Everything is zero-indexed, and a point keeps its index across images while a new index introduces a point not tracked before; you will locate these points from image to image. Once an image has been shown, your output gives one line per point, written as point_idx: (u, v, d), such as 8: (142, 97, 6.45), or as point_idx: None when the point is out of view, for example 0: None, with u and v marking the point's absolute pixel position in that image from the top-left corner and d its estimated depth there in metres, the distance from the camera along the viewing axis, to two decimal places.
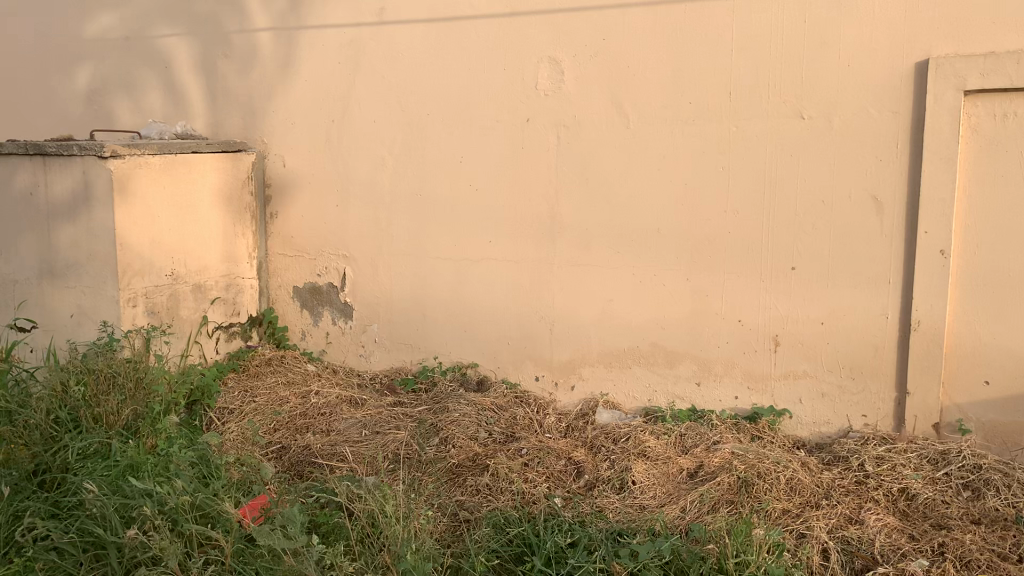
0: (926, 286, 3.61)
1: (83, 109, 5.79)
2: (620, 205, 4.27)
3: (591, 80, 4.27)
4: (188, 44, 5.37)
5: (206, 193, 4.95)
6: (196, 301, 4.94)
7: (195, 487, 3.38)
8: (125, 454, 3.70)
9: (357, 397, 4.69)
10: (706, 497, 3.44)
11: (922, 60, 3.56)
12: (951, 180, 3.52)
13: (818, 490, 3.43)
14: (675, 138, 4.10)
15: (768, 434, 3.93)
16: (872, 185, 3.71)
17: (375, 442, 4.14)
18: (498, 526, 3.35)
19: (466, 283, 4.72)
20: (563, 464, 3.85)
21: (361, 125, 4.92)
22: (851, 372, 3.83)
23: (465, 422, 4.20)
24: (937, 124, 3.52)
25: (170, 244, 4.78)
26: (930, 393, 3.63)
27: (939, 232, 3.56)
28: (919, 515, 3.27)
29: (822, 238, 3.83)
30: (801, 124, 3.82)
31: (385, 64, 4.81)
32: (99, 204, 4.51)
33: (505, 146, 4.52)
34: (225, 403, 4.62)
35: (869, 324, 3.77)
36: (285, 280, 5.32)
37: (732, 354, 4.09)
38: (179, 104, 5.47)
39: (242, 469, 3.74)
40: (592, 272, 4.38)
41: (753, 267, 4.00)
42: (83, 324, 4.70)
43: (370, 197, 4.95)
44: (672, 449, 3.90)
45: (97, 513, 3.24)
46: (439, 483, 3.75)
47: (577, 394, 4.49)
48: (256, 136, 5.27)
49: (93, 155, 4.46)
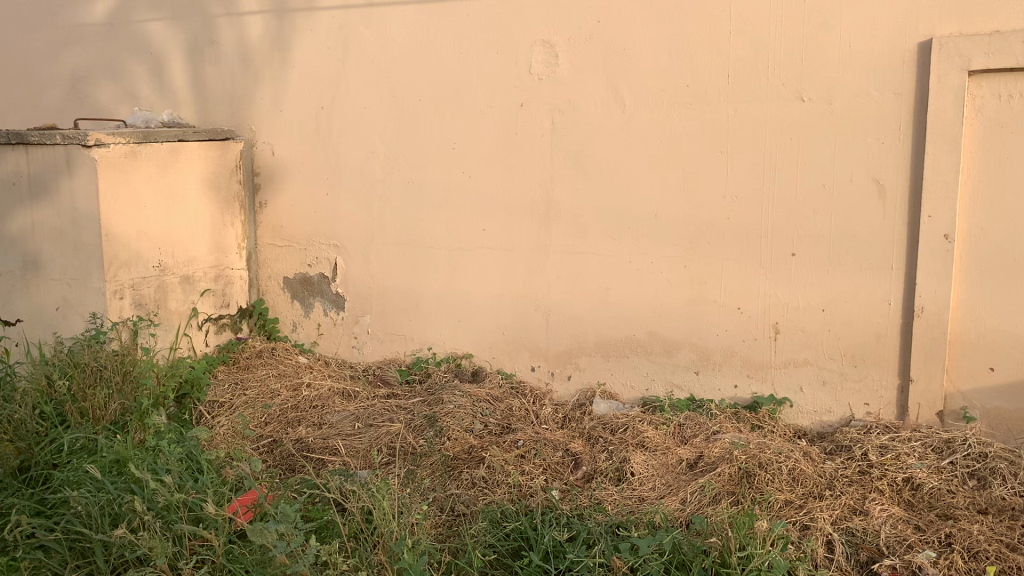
0: (929, 271, 3.53)
1: (69, 95, 5.66)
2: (617, 191, 4.18)
3: (587, 63, 4.17)
4: (174, 29, 5.24)
5: (193, 182, 4.85)
6: (184, 293, 4.84)
7: (185, 484, 3.30)
8: (113, 449, 3.61)
9: (349, 389, 4.61)
10: (708, 488, 3.37)
11: (926, 39, 3.47)
12: (956, 163, 3.44)
13: (821, 480, 3.36)
14: (672, 122, 4.01)
15: (769, 424, 3.85)
16: (875, 169, 3.63)
17: (369, 434, 4.06)
18: (495, 520, 3.27)
19: (459, 272, 4.64)
20: (560, 456, 3.78)
21: (351, 112, 4.82)
22: (854, 360, 3.76)
23: (460, 414, 4.12)
24: (941, 106, 3.44)
25: (157, 234, 4.68)
26: (934, 381, 3.57)
27: (943, 216, 3.48)
28: (924, 505, 3.20)
29: (824, 223, 3.76)
30: (802, 107, 3.74)
31: (376, 48, 4.70)
32: (83, 194, 4.40)
33: (499, 132, 4.42)
34: (215, 395, 4.53)
35: (872, 311, 3.70)
36: (275, 270, 5.22)
37: (732, 342, 4.01)
38: (166, 91, 5.35)
39: (232, 465, 3.66)
40: (589, 259, 4.29)
41: (753, 253, 3.92)
42: (69, 317, 4.59)
43: (361, 185, 4.85)
44: (670, 440, 3.83)
45: (83, 511, 3.14)
46: (436, 475, 3.67)
47: (574, 384, 4.41)
48: (244, 124, 5.16)
49: (77, 144, 4.35)
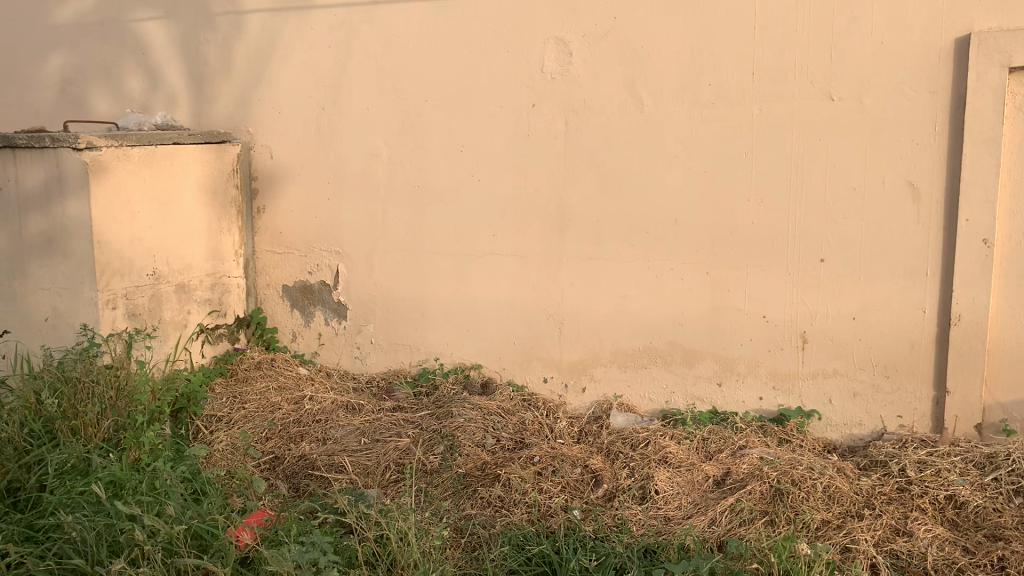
0: (967, 278, 3.38)
1: (58, 99, 5.46)
2: (636, 193, 4.00)
3: (603, 62, 4.00)
4: (166, 29, 5.05)
5: (189, 187, 4.65)
6: (179, 301, 4.64)
7: (186, 509, 3.10)
8: (107, 470, 3.41)
9: (353, 402, 4.41)
10: (739, 508, 3.19)
11: (964, 35, 3.32)
12: (995, 164, 3.29)
13: (858, 498, 3.21)
14: (694, 122, 3.84)
15: (798, 437, 3.68)
16: (908, 171, 3.48)
17: (376, 452, 3.85)
18: (517, 544, 3.10)
19: (468, 279, 4.45)
20: (578, 473, 3.58)
21: (354, 114, 4.63)
22: (886, 370, 3.60)
23: (471, 428, 3.93)
24: (979, 104, 3.29)
25: (152, 241, 4.47)
26: (971, 392, 3.41)
27: (981, 219, 3.34)
28: (970, 525, 3.05)
29: (854, 228, 3.60)
30: (831, 106, 3.58)
31: (380, 47, 4.51)
32: (73, 198, 4.19)
33: (508, 135, 4.25)
34: (213, 410, 4.32)
35: (905, 319, 3.54)
36: (274, 277, 5.02)
37: (756, 352, 3.85)
38: (158, 92, 5.15)
39: (234, 488, 3.46)
40: (605, 267, 4.11)
41: (779, 259, 3.75)
42: (60, 328, 4.38)
43: (365, 190, 4.66)
44: (695, 455, 3.65)
45: (76, 538, 2.93)
46: (449, 494, 3.47)
47: (589, 396, 4.23)
48: (241, 126, 4.97)
49: (67, 146, 4.15)
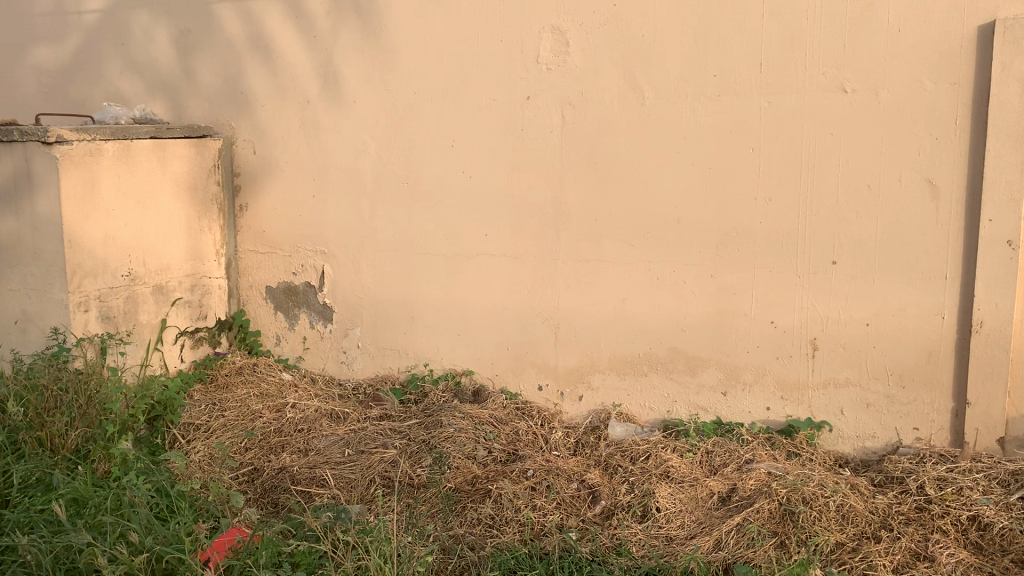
0: (990, 281, 3.17)
1: (35, 91, 5.23)
2: (637, 191, 3.78)
3: (601, 51, 3.78)
4: (145, 16, 4.82)
5: (167, 185, 4.42)
6: (157, 303, 4.41)
7: (151, 532, 2.88)
8: (71, 485, 3.19)
9: (338, 410, 4.18)
10: (747, 528, 2.98)
11: (989, 22, 3.10)
12: (1021, 160, 3.07)
13: (874, 518, 3.00)
14: (697, 117, 3.62)
15: (808, 450, 3.47)
16: (926, 167, 3.26)
17: (359, 465, 3.63)
18: (507, 569, 2.89)
19: (459, 281, 4.23)
20: (575, 488, 3.36)
21: (340, 107, 4.41)
22: (901, 380, 3.39)
23: (461, 439, 3.70)
24: (1004, 96, 3.08)
25: (127, 240, 4.24)
26: (993, 403, 3.20)
27: (1006, 220, 3.12)
28: (995, 549, 2.84)
29: (868, 228, 3.38)
30: (845, 99, 3.36)
31: (367, 36, 4.28)
32: (44, 195, 3.97)
33: (502, 128, 4.03)
34: (190, 417, 4.09)
35: (923, 325, 3.33)
36: (257, 278, 4.80)
37: (763, 359, 3.63)
38: (137, 83, 4.92)
39: (206, 505, 3.23)
40: (603, 269, 3.90)
41: (789, 262, 3.53)
42: (28, 331, 4.15)
43: (351, 186, 4.44)
44: (698, 469, 3.43)
45: (31, 562, 2.71)
46: (436, 512, 3.25)
47: (586, 405, 4.01)
48: (222, 120, 4.74)
49: (36, 140, 3.91)
